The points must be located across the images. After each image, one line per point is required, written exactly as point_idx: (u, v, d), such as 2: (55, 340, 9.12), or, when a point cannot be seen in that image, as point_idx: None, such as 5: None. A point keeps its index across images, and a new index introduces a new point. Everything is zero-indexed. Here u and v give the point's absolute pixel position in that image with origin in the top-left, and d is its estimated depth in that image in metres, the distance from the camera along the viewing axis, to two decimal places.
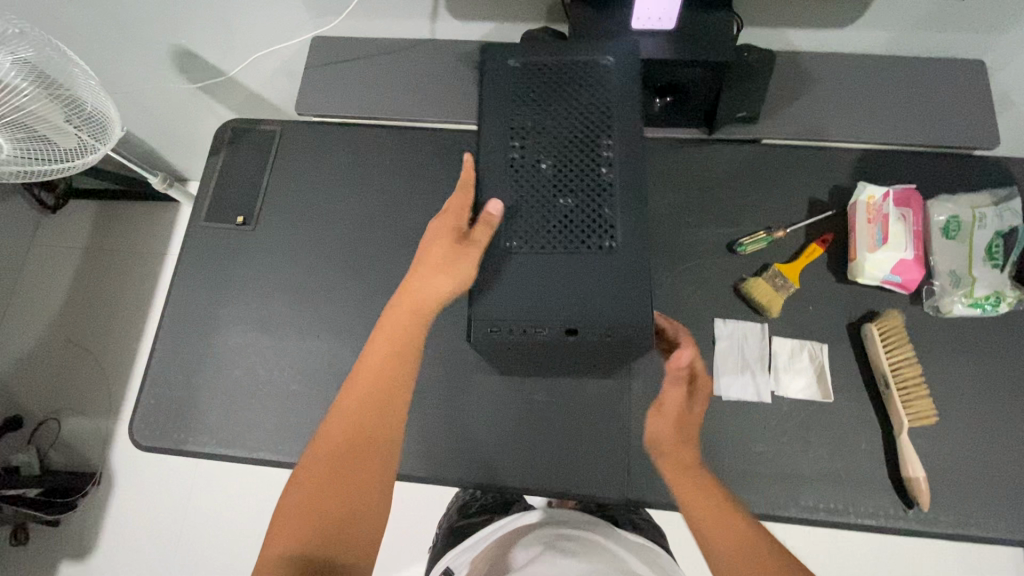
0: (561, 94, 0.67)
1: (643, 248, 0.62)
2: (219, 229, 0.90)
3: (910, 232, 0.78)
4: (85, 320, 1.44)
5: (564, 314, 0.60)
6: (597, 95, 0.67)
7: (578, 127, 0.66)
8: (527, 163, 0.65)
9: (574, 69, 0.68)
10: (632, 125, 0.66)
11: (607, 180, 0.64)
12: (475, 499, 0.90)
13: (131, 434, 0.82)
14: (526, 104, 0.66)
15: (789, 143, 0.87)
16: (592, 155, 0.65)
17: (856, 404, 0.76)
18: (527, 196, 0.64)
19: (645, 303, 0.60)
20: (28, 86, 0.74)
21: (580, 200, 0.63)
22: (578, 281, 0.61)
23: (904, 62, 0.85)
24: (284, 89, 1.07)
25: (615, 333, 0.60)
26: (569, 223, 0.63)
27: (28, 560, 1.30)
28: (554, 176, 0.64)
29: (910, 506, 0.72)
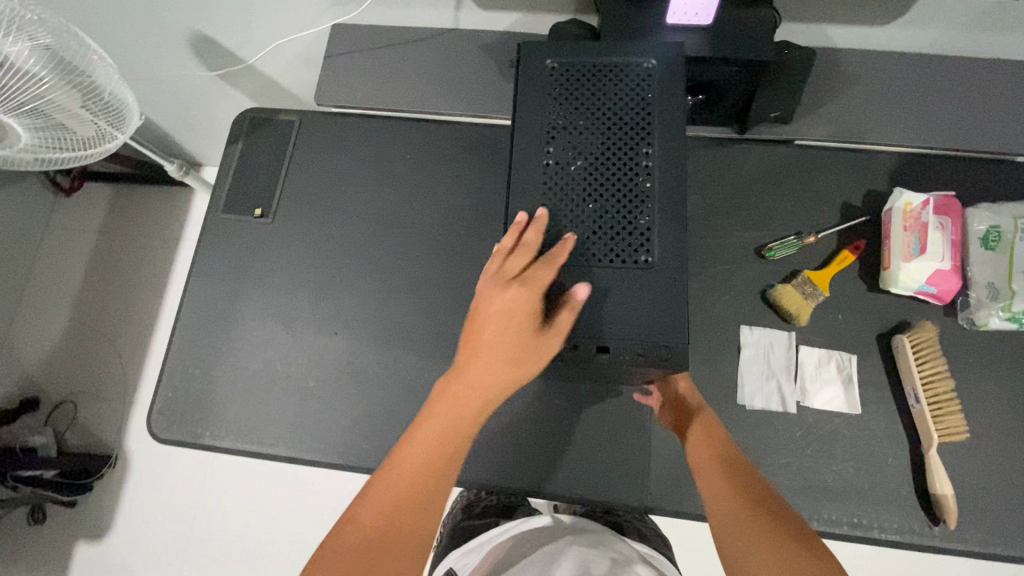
0: (599, 98, 0.65)
1: (681, 262, 0.60)
2: (238, 221, 0.89)
3: (949, 240, 0.75)
4: (101, 304, 1.44)
5: (595, 332, 0.58)
6: (636, 101, 0.64)
7: (616, 132, 0.63)
8: (561, 170, 0.62)
9: (613, 70, 0.66)
10: (673, 132, 0.63)
11: (647, 189, 0.62)
12: (479, 499, 0.88)
13: (149, 426, 0.82)
14: (561, 108, 0.64)
15: (823, 145, 0.85)
16: (630, 163, 0.62)
17: (884, 417, 0.75)
18: (560, 201, 0.62)
19: (681, 321, 0.58)
20: (47, 74, 0.72)
21: (616, 209, 0.61)
22: (610, 296, 0.59)
23: (951, 61, 0.81)
24: (303, 77, 1.05)
25: (648, 353, 0.58)
26: (604, 234, 0.61)
27: (46, 539, 1.32)
28: (589, 184, 0.62)
29: (935, 523, 0.70)
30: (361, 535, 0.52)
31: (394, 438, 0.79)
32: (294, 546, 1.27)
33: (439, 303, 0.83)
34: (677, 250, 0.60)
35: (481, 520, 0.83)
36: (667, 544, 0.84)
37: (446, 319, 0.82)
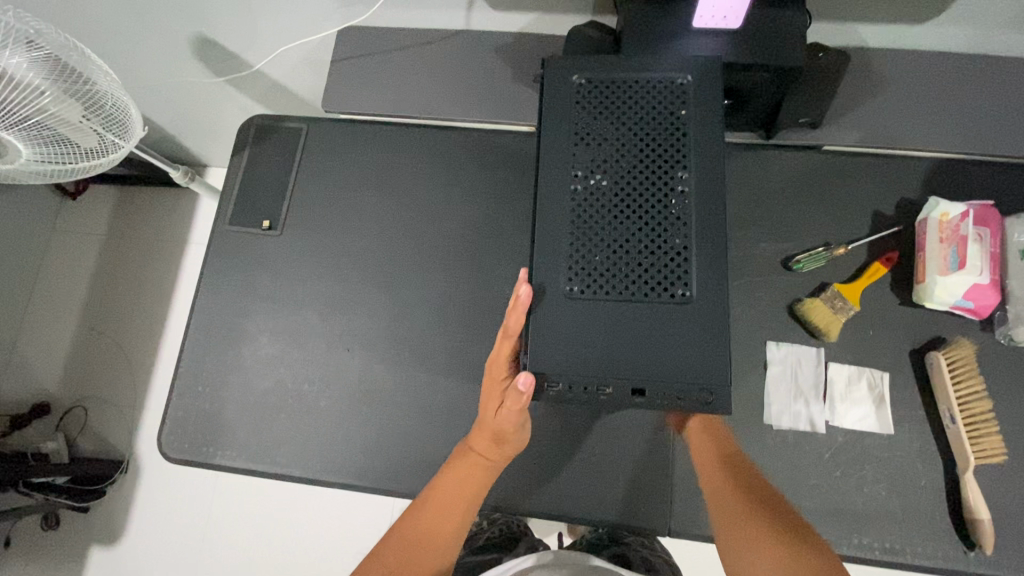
0: (631, 120, 0.62)
1: (722, 296, 0.57)
2: (246, 233, 0.86)
3: (988, 253, 0.71)
4: (109, 308, 1.43)
5: (629, 372, 0.56)
6: (670, 122, 0.62)
7: (649, 154, 0.61)
8: (591, 196, 0.60)
9: (645, 88, 0.63)
10: (710, 153, 0.60)
11: (682, 215, 0.59)
12: (481, 533, 0.90)
13: (160, 445, 0.81)
14: (591, 130, 0.62)
15: (853, 150, 0.81)
16: (664, 190, 0.60)
17: (918, 438, 0.72)
18: (590, 228, 0.59)
19: (721, 359, 0.55)
20: (48, 87, 0.69)
21: (650, 238, 0.59)
22: (646, 332, 0.56)
23: (993, 59, 0.76)
24: (309, 80, 1.02)
25: (685, 395, 0.55)
26: (637, 267, 0.58)
27: (60, 544, 1.32)
28: (619, 208, 0.59)
29: (971, 548, 0.68)
30: (399, 549, 0.61)
31: (410, 458, 0.77)
32: (306, 554, 1.26)
33: (453, 319, 0.81)
34: (717, 282, 0.57)
35: (483, 554, 0.85)
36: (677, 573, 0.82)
37: (461, 335, 0.80)
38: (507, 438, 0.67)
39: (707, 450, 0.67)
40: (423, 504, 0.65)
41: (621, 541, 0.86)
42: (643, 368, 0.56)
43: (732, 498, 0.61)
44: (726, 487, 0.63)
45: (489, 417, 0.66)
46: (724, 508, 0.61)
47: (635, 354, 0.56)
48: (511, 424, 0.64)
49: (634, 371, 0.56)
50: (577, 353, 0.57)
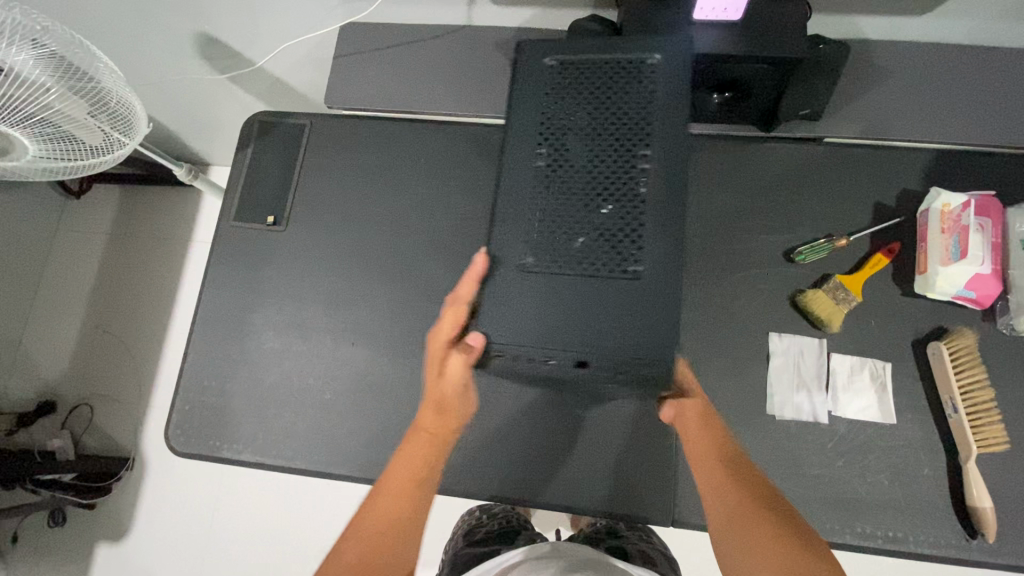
0: (599, 100, 0.64)
1: (673, 273, 0.59)
2: (251, 229, 0.87)
3: (990, 243, 0.71)
4: (114, 306, 1.44)
5: (574, 343, 0.58)
6: (637, 104, 0.63)
7: (615, 134, 0.62)
8: (552, 173, 0.62)
9: (615, 68, 0.64)
10: (674, 135, 0.62)
11: (641, 195, 0.61)
12: (480, 525, 0.90)
13: (166, 439, 0.81)
14: (559, 110, 0.64)
15: (853, 142, 0.81)
16: (626, 169, 0.61)
17: (920, 428, 0.72)
18: (551, 203, 0.61)
19: (664, 334, 0.57)
20: (54, 85, 0.70)
21: (607, 215, 0.61)
22: (595, 305, 0.59)
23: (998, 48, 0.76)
24: (311, 77, 1.02)
25: (626, 367, 0.58)
26: (592, 242, 0.60)
27: (67, 540, 1.33)
28: (582, 186, 0.62)
29: (973, 536, 0.68)
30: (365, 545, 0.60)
31: None
32: (310, 549, 1.27)
33: None
34: (668, 261, 0.59)
35: (481, 547, 0.85)
36: (678, 570, 0.81)
37: None
38: (451, 412, 0.67)
39: (703, 444, 0.64)
40: (377, 495, 0.64)
41: (619, 535, 0.85)
42: (586, 340, 0.58)
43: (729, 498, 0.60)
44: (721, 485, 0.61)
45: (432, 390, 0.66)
46: (721, 507, 0.60)
47: (579, 326, 0.58)
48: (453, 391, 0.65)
49: (577, 343, 0.58)
50: (528, 324, 0.59)
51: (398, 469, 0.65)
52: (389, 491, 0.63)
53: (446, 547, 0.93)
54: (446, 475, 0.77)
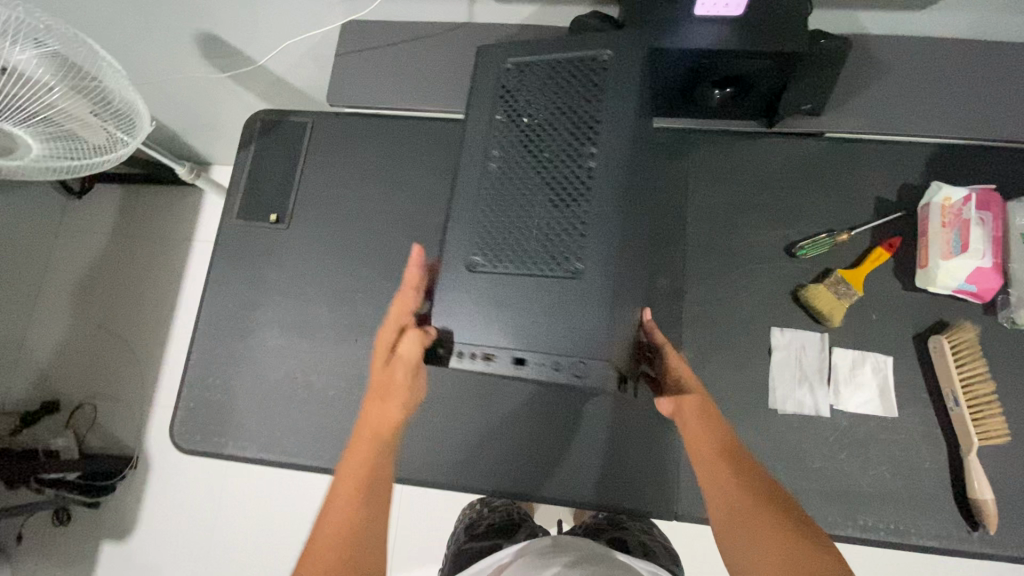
0: (550, 100, 0.63)
1: (612, 272, 0.58)
2: (254, 227, 0.87)
3: (990, 237, 0.72)
4: (116, 305, 1.44)
5: (512, 342, 0.58)
6: (586, 102, 0.62)
7: (565, 134, 0.62)
8: (502, 175, 0.63)
9: (566, 68, 0.64)
10: (621, 133, 0.61)
11: (585, 193, 0.60)
12: (482, 519, 0.91)
13: (171, 436, 0.82)
14: (512, 112, 0.64)
15: (854, 138, 0.81)
16: (573, 169, 0.61)
17: (922, 422, 0.73)
18: (500, 203, 0.62)
19: (601, 335, 0.57)
20: (58, 84, 0.70)
21: (552, 213, 0.60)
22: (535, 305, 0.58)
23: (1002, 41, 0.75)
24: (312, 75, 1.02)
25: (562, 366, 0.57)
26: (536, 242, 0.60)
27: (71, 538, 1.34)
28: (530, 185, 0.62)
29: (974, 528, 0.69)
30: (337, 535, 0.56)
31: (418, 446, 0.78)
32: None
33: None
34: (606, 259, 0.58)
35: (484, 541, 0.85)
36: (676, 561, 0.82)
37: None
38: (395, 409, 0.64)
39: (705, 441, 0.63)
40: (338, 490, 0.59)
41: (620, 526, 0.85)
42: (524, 337, 0.58)
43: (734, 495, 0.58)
44: (725, 482, 0.60)
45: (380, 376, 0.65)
46: (724, 505, 0.59)
47: (518, 324, 0.58)
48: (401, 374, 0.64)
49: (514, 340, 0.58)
50: (470, 320, 0.60)
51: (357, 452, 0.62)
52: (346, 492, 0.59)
53: (448, 542, 0.93)
54: (450, 470, 0.78)
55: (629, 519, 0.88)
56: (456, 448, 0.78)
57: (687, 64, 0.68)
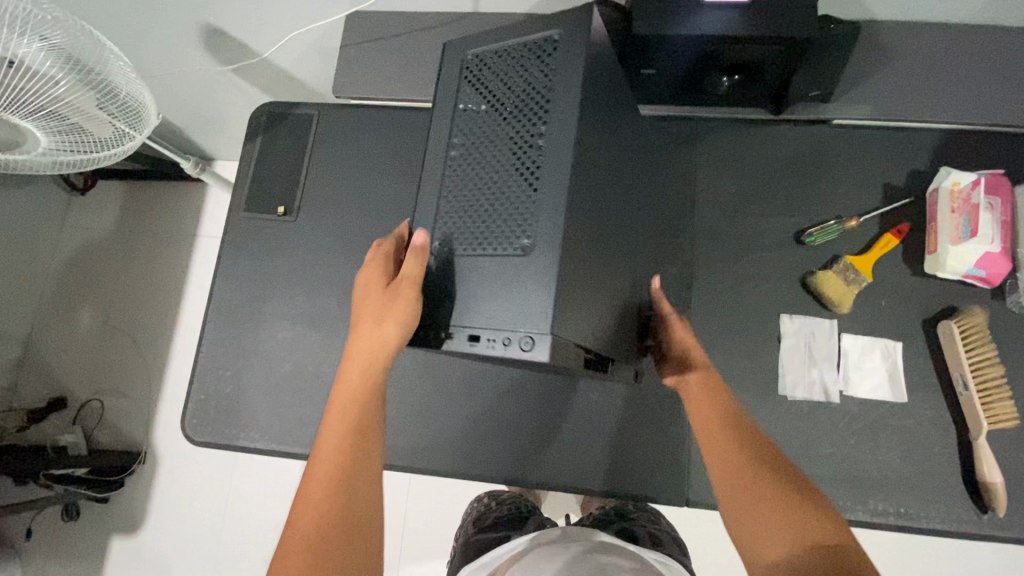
0: (504, 78, 0.59)
1: (560, 259, 0.52)
2: (261, 220, 0.87)
3: (1000, 221, 0.71)
4: (121, 301, 1.44)
5: (466, 322, 0.54)
6: (538, 76, 0.57)
7: (516, 111, 0.57)
8: (461, 160, 0.59)
9: (520, 45, 0.58)
10: (575, 107, 0.54)
11: (535, 175, 0.54)
12: (490, 512, 0.90)
13: (183, 429, 0.82)
14: (472, 93, 0.60)
15: (862, 124, 0.81)
16: (524, 146, 0.56)
17: (931, 407, 0.73)
18: (454, 195, 0.58)
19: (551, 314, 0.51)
20: (64, 76, 0.70)
21: (502, 201, 0.55)
22: (487, 284, 0.54)
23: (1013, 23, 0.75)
24: (316, 68, 1.02)
25: (512, 343, 0.51)
26: (489, 222, 0.55)
27: (81, 533, 1.34)
28: (483, 172, 0.57)
29: (983, 511, 0.69)
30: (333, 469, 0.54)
31: (429, 436, 0.79)
32: None
33: None
34: (554, 245, 0.52)
35: (493, 533, 0.85)
36: (685, 552, 0.81)
37: None
38: (387, 331, 0.56)
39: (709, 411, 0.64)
40: (331, 422, 0.57)
41: (627, 517, 0.84)
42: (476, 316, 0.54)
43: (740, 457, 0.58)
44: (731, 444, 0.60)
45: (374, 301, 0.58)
46: (728, 464, 0.59)
47: (472, 302, 0.54)
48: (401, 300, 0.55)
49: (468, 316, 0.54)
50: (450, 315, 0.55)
51: (350, 379, 0.59)
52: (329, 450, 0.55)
53: (457, 532, 0.93)
54: (461, 460, 0.78)
55: (634, 509, 0.87)
56: (467, 438, 0.79)
57: (697, 50, 0.68)
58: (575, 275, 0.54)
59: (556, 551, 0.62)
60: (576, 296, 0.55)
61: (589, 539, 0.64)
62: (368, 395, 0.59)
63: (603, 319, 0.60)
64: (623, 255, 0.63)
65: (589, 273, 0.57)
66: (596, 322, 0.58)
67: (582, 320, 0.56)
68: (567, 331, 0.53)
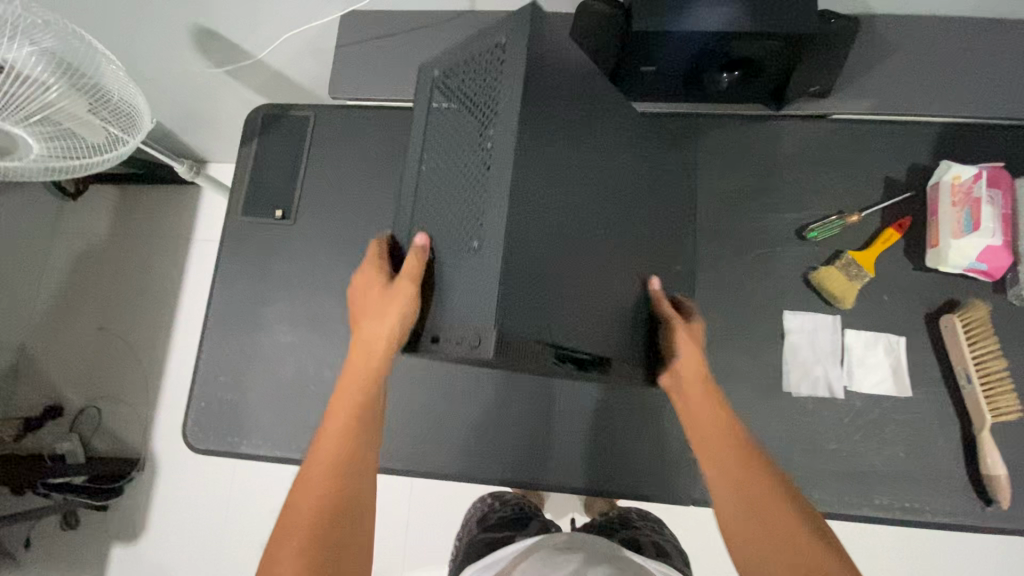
0: (465, 82, 0.59)
1: (506, 264, 0.51)
2: (259, 224, 0.86)
3: (1002, 214, 0.71)
4: (116, 307, 1.43)
5: (429, 322, 0.57)
6: (489, 75, 0.55)
7: (473, 114, 0.57)
8: (431, 168, 0.60)
9: (477, 50, 0.58)
10: (518, 104, 0.52)
11: (486, 179, 0.53)
12: (494, 512, 0.90)
13: (185, 437, 0.81)
14: (444, 101, 0.61)
15: (862, 118, 0.81)
16: (478, 148, 0.55)
17: (935, 400, 0.73)
18: (425, 203, 0.60)
19: (496, 314, 0.50)
20: (56, 82, 0.69)
21: (460, 206, 0.56)
22: (448, 287, 0.56)
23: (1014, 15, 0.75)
24: (311, 68, 1.00)
25: (463, 341, 0.53)
26: (449, 226, 0.57)
27: (80, 542, 1.33)
28: (446, 179, 0.58)
29: (988, 503, 0.70)
30: (325, 471, 0.57)
31: (433, 440, 0.78)
32: None
33: None
34: (500, 250, 0.51)
35: (497, 532, 0.85)
36: (686, 562, 0.81)
37: None
38: (390, 324, 0.58)
39: (707, 427, 0.64)
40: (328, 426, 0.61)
41: (631, 526, 0.84)
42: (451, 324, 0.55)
43: (737, 474, 0.60)
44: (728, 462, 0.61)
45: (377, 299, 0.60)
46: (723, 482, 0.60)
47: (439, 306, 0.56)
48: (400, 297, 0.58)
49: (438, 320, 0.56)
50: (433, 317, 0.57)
51: (348, 383, 0.62)
52: (324, 461, 0.58)
53: (460, 531, 0.93)
54: (466, 462, 0.78)
55: (640, 519, 0.88)
56: (472, 440, 0.78)
57: (694, 47, 0.67)
58: (526, 279, 0.53)
59: (564, 556, 0.61)
60: (530, 300, 0.54)
61: (597, 547, 0.64)
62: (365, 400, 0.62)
63: (576, 318, 0.59)
64: (597, 256, 0.61)
65: (548, 274, 0.55)
66: (561, 323, 0.57)
67: (543, 321, 0.55)
68: (518, 335, 0.52)
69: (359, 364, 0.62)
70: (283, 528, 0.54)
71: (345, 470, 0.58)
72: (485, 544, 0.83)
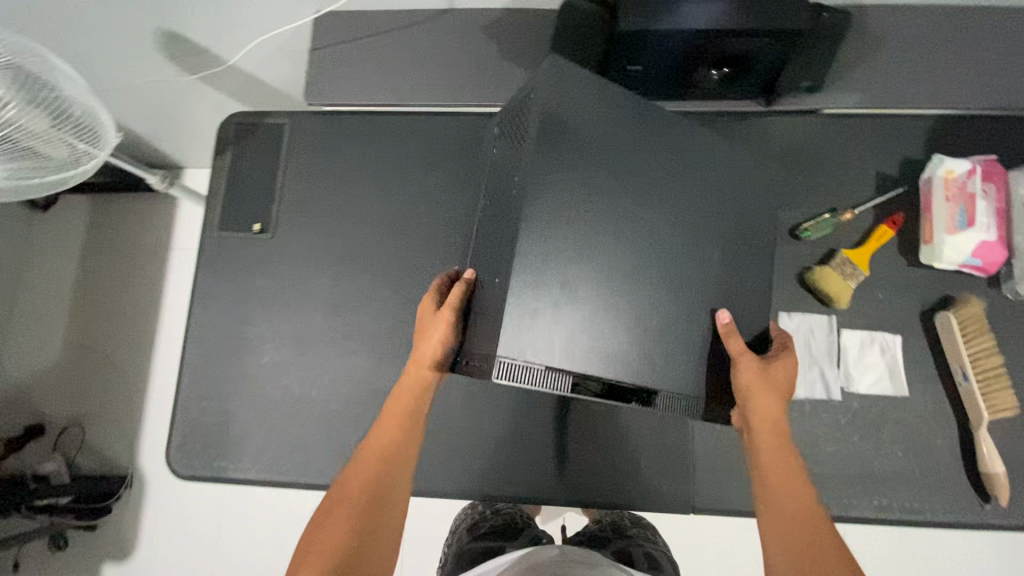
0: (505, 132, 0.67)
1: (513, 283, 0.56)
2: (237, 239, 0.83)
3: (994, 209, 0.71)
4: (96, 322, 1.38)
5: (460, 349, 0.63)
6: (517, 123, 0.63)
7: (507, 160, 0.64)
8: (481, 212, 0.68)
9: (517, 102, 0.65)
10: (534, 147, 0.58)
11: (508, 219, 0.59)
12: (484, 520, 0.88)
13: (169, 464, 0.79)
14: (495, 153, 0.69)
15: (851, 113, 0.80)
16: (506, 188, 0.62)
17: (932, 399, 0.73)
18: (473, 243, 0.68)
19: (501, 336, 0.55)
20: (15, 100, 0.65)
21: (491, 242, 0.63)
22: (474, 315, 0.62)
23: (1004, 4, 0.73)
24: (284, 72, 0.97)
25: (477, 362, 0.58)
26: (483, 261, 0.64)
27: (69, 564, 1.30)
28: (492, 219, 0.64)
29: (986, 501, 0.70)
30: (362, 479, 0.61)
31: (427, 457, 0.76)
32: None
33: None
34: (508, 276, 0.56)
35: (487, 541, 0.83)
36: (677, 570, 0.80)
37: None
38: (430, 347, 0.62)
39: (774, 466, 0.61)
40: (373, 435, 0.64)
41: (625, 534, 0.84)
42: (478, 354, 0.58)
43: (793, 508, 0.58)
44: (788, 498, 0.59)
45: (424, 326, 0.64)
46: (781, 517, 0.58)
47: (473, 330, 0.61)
48: (440, 326, 0.62)
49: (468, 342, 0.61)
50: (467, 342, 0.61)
51: (399, 398, 0.65)
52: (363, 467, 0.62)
53: (450, 538, 0.91)
54: (462, 478, 0.76)
55: (633, 526, 0.87)
56: (467, 455, 0.77)
57: (681, 45, 0.65)
58: (534, 309, 0.56)
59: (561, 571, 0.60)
60: (531, 316, 0.56)
61: (594, 560, 0.63)
62: (411, 416, 0.65)
63: (617, 347, 0.59)
64: (644, 287, 0.61)
65: (571, 304, 0.58)
66: (587, 354, 0.58)
67: (560, 349, 0.57)
68: (524, 354, 0.56)
69: (408, 380, 0.65)
70: (319, 520, 0.59)
71: (381, 481, 0.61)
72: (476, 552, 0.80)
